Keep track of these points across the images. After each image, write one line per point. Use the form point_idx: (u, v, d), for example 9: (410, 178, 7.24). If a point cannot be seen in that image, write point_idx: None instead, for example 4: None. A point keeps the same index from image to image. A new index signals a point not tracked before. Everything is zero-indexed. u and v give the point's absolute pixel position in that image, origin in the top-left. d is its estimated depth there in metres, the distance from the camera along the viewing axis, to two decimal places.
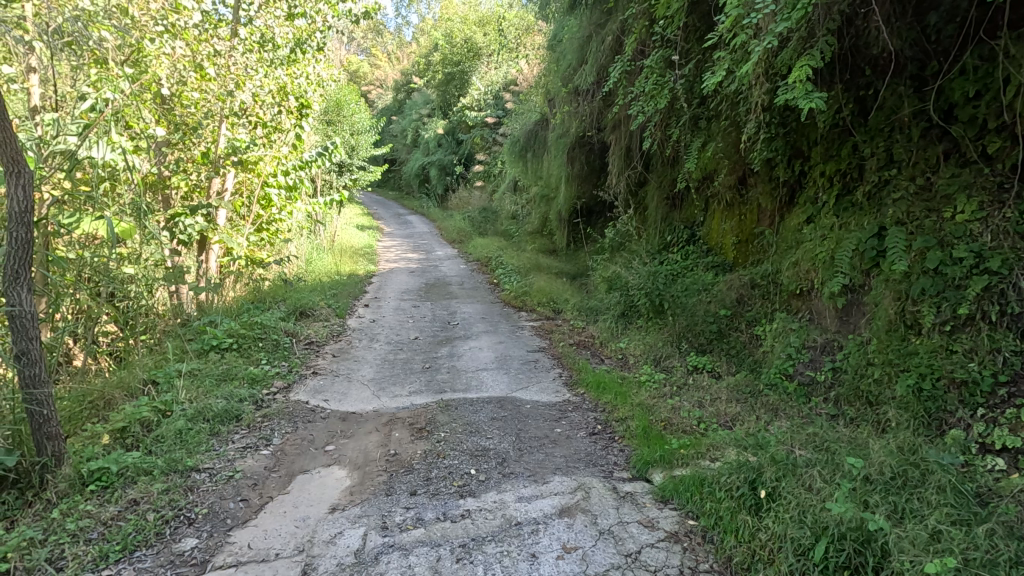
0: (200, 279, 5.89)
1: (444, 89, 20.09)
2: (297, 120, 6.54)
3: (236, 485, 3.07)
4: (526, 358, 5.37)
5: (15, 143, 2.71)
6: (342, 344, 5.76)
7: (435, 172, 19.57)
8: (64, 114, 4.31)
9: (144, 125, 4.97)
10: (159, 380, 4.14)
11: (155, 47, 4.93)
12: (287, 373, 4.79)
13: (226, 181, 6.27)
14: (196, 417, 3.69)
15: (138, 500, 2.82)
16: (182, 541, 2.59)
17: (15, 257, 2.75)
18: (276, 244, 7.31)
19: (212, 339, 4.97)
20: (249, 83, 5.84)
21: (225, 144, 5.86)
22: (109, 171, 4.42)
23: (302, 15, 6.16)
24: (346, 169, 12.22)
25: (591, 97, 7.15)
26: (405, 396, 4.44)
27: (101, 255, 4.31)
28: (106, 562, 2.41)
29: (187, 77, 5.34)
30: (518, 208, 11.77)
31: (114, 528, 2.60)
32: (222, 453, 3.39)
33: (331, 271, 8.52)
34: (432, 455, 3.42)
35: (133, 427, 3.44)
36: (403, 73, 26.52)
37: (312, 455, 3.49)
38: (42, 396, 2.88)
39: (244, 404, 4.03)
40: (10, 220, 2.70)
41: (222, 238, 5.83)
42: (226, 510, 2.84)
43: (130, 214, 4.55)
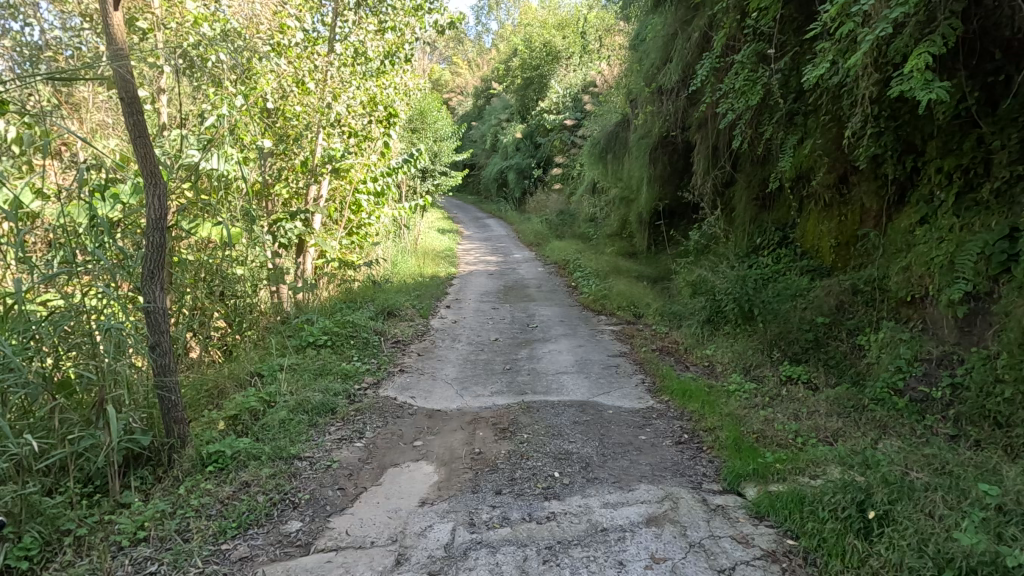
0: (298, 280, 6.29)
1: (523, 93, 20.32)
2: (385, 129, 6.73)
3: (334, 474, 3.26)
4: (607, 363, 5.30)
5: (154, 159, 3.09)
6: (426, 344, 5.97)
7: (512, 176, 19.85)
8: (188, 130, 4.78)
9: (253, 137, 5.42)
10: (264, 372, 4.48)
11: (263, 65, 5.28)
12: (376, 371, 5.03)
13: (321, 189, 6.55)
14: (297, 408, 3.96)
15: (249, 482, 3.07)
16: (288, 524, 2.79)
17: (151, 259, 3.09)
18: (364, 247, 7.67)
19: (309, 335, 5.31)
20: (344, 95, 6.16)
21: (321, 153, 6.18)
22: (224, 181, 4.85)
23: (392, 29, 6.41)
24: (429, 175, 12.67)
25: (675, 96, 6.97)
26: (487, 396, 4.51)
27: (216, 257, 4.71)
28: (224, 537, 2.64)
29: (291, 91, 5.77)
30: (597, 210, 11.67)
31: (231, 507, 2.84)
32: (320, 443, 3.61)
33: (415, 273, 8.84)
34: (516, 455, 3.46)
35: (243, 416, 3.74)
36: (483, 79, 27.01)
37: (402, 449, 3.64)
38: (170, 382, 3.19)
39: (338, 398, 4.27)
40: (147, 227, 3.08)
41: (318, 241, 6.22)
42: (326, 497, 3.03)
43: (240, 219, 4.96)
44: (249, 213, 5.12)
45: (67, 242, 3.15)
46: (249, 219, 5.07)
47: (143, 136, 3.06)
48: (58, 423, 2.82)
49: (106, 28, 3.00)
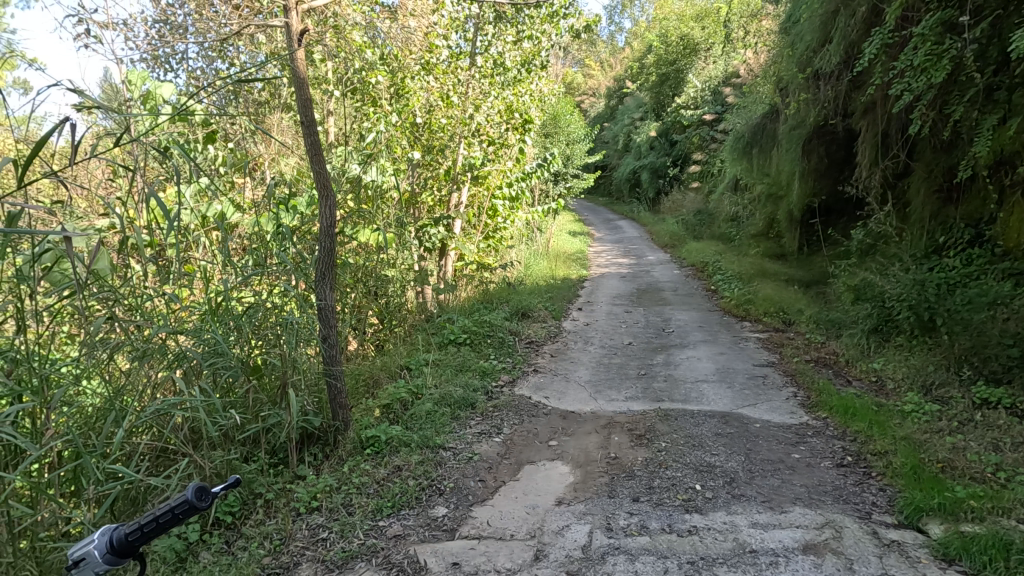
0: (440, 282, 6.71)
1: (658, 90, 19.76)
2: (521, 135, 7.00)
3: (475, 466, 3.43)
4: (751, 373, 4.92)
5: (326, 174, 3.50)
6: (559, 345, 6.03)
7: (647, 176, 19.35)
8: (351, 146, 5.34)
9: (404, 150, 5.92)
10: (412, 366, 4.85)
11: (415, 83, 5.84)
12: (511, 369, 5.20)
13: (461, 195, 6.90)
14: (440, 401, 4.23)
15: (401, 467, 3.35)
16: (435, 509, 2.99)
17: (323, 262, 3.52)
18: (500, 250, 7.96)
19: (450, 334, 5.64)
20: (485, 106, 6.46)
21: (462, 162, 6.54)
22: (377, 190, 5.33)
23: (529, 38, 6.58)
24: (561, 178, 12.79)
25: (836, 80, 6.29)
26: (621, 401, 4.44)
27: (371, 260, 5.18)
28: (381, 515, 2.91)
29: (436, 105, 6.18)
30: (739, 209, 10.90)
31: (386, 488, 3.12)
32: (463, 436, 3.82)
33: (547, 275, 8.97)
34: (654, 464, 3.36)
35: (395, 405, 4.08)
36: (617, 79, 26.64)
37: (538, 447, 3.72)
38: (337, 371, 3.59)
39: (477, 394, 4.49)
40: (320, 234, 3.51)
41: (458, 245, 6.58)
42: (468, 487, 3.20)
43: (394, 226, 5.44)
44: (401, 220, 5.59)
45: (259, 247, 3.66)
46: (400, 225, 5.54)
47: (318, 154, 3.49)
48: (252, 402, 3.29)
49: (292, 65, 3.47)
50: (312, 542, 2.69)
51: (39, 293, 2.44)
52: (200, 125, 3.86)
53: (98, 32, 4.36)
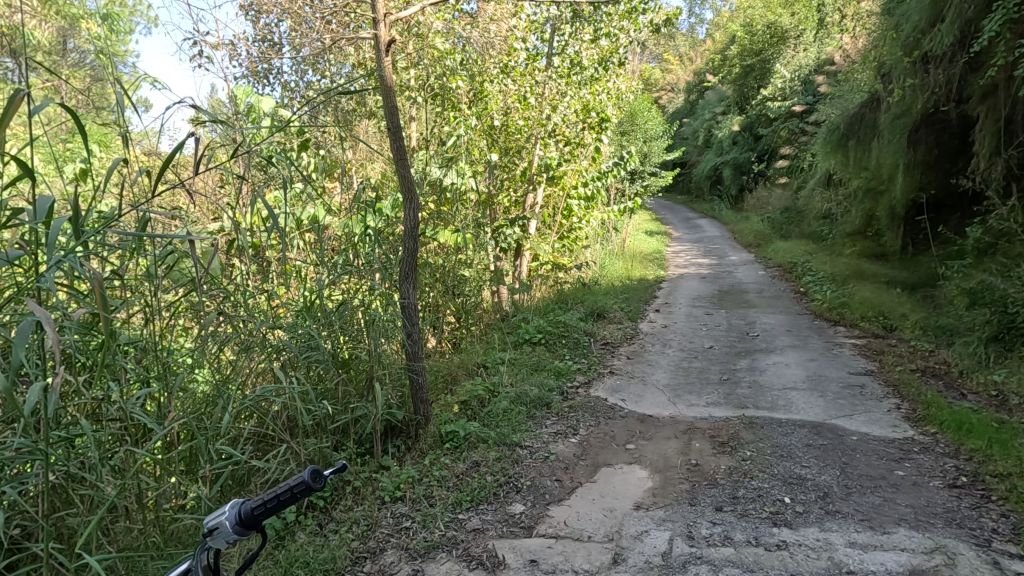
0: (516, 281, 6.77)
1: (742, 82, 18.87)
2: (597, 134, 6.91)
3: (551, 465, 3.45)
4: (847, 382, 4.58)
5: (410, 178, 3.64)
6: (636, 347, 5.93)
7: (729, 172, 18.52)
8: (432, 150, 5.50)
9: (481, 153, 6.04)
10: (489, 364, 4.93)
11: (493, 86, 5.97)
12: (587, 370, 5.17)
13: (537, 196, 6.92)
14: (516, 399, 4.28)
15: (479, 463, 3.43)
16: (513, 506, 3.03)
17: (406, 263, 3.68)
18: (575, 251, 7.91)
19: (525, 333, 5.69)
20: (561, 106, 6.48)
21: (538, 162, 6.56)
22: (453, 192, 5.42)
23: (606, 36, 6.50)
24: (638, 176, 12.55)
25: (949, 63, 5.73)
26: (702, 406, 4.28)
27: (449, 260, 5.32)
28: (460, 507, 2.99)
29: (514, 107, 6.26)
30: (832, 206, 10.18)
31: (465, 482, 3.20)
32: (539, 435, 3.85)
33: (623, 276, 8.82)
34: (738, 473, 3.22)
35: (472, 402, 4.17)
36: (697, 73, 25.70)
37: (615, 450, 3.68)
38: (419, 367, 3.73)
39: (553, 394, 4.50)
40: (404, 236, 3.66)
41: (533, 246, 6.60)
42: (545, 486, 3.22)
43: (472, 227, 5.56)
44: (478, 221, 5.71)
45: (348, 248, 3.86)
46: (478, 226, 5.66)
47: (404, 159, 3.63)
48: (342, 394, 3.49)
49: (381, 76, 3.65)
50: (396, 530, 2.81)
51: (161, 289, 2.68)
52: (297, 134, 4.13)
53: (210, 53, 4.81)
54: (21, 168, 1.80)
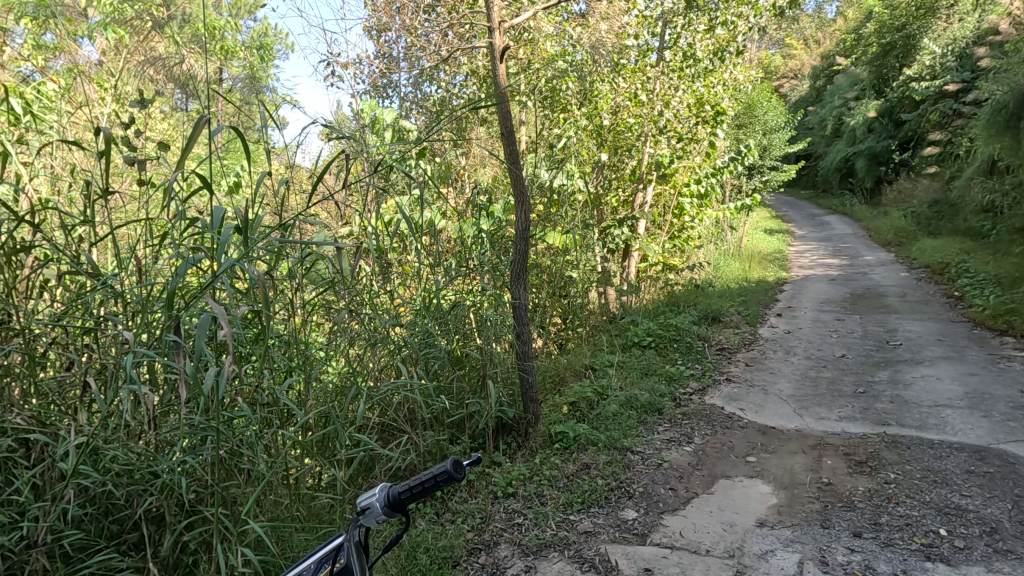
0: (624, 283, 6.62)
1: (881, 63, 16.96)
2: (712, 128, 6.51)
3: (665, 473, 3.34)
4: (1018, 402, 3.95)
5: (523, 180, 3.71)
6: (755, 354, 5.56)
7: (863, 164, 16.73)
8: (542, 152, 5.40)
9: (591, 154, 5.99)
10: (598, 367, 4.85)
11: (603, 85, 5.90)
12: (701, 377, 4.94)
13: (647, 195, 6.72)
14: (627, 403, 4.19)
15: (589, 465, 3.41)
16: (625, 511, 2.98)
17: (518, 264, 3.75)
18: (687, 251, 7.58)
19: (635, 335, 5.55)
20: (675, 101, 6.25)
21: (648, 160, 6.37)
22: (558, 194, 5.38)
23: (723, 25, 6.19)
24: (756, 171, 11.75)
25: None
26: (834, 421, 3.91)
27: (558, 262, 5.33)
28: (572, 509, 3.00)
29: (624, 106, 6.13)
30: (997, 197, 8.83)
31: (575, 483, 3.20)
32: (651, 441, 3.75)
33: (739, 277, 8.31)
34: (880, 497, 2.90)
35: (581, 404, 4.15)
36: (826, 56, 23.50)
37: (733, 462, 3.48)
38: (530, 366, 3.78)
39: (665, 400, 4.36)
40: (516, 237, 3.74)
41: (643, 246, 6.42)
42: (658, 494, 3.13)
43: (580, 228, 5.51)
44: (586, 222, 5.66)
45: (462, 251, 4.00)
46: (586, 227, 5.62)
47: (517, 162, 3.71)
48: (457, 390, 3.63)
49: (494, 82, 3.76)
50: (509, 525, 2.88)
51: (300, 288, 2.95)
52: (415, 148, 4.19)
53: (341, 72, 5.25)
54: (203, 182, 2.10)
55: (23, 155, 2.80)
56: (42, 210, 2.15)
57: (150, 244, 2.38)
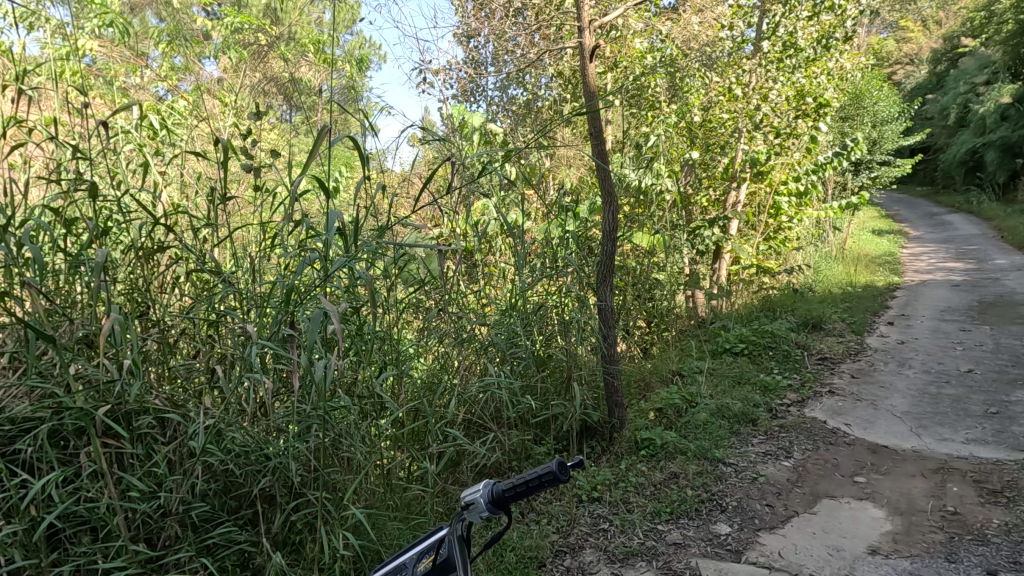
0: (714, 286, 6.32)
1: (1017, 42, 15.04)
2: (814, 121, 6.09)
3: (761, 488, 3.16)
4: None
5: (611, 181, 3.66)
6: (862, 365, 5.12)
7: (994, 155, 14.92)
8: (632, 154, 5.23)
9: (680, 152, 5.79)
10: (685, 373, 4.65)
11: (697, 79, 5.59)
12: (800, 388, 4.60)
13: (740, 193, 6.32)
14: (717, 412, 4.00)
15: (678, 474, 3.29)
16: (717, 525, 2.85)
17: (604, 266, 3.71)
18: (783, 254, 7.12)
19: (725, 341, 5.28)
20: (773, 94, 5.88)
21: (742, 157, 6.03)
22: (644, 195, 5.23)
23: (829, 9, 5.76)
24: (863, 167, 10.80)
25: None
26: (959, 443, 3.51)
27: (643, 263, 5.18)
28: (660, 518, 2.91)
29: (716, 101, 5.87)
30: None
31: (663, 492, 3.10)
32: (745, 453, 3.55)
33: (844, 282, 7.66)
34: (1019, 533, 2.58)
35: (668, 411, 4.00)
36: (948, 37, 21.16)
37: (839, 481, 3.22)
38: (615, 370, 3.71)
39: (759, 410, 4.11)
40: (603, 239, 3.70)
41: (735, 247, 6.11)
42: (754, 509, 2.96)
43: (668, 229, 5.32)
44: (674, 222, 5.47)
45: (546, 252, 3.99)
46: (673, 228, 5.43)
47: (606, 163, 3.66)
48: (541, 391, 3.63)
49: (583, 82, 3.74)
50: (595, 530, 2.84)
51: (394, 287, 3.07)
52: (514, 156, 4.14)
53: (432, 79, 5.44)
54: (320, 186, 2.23)
55: (160, 165, 3.14)
56: (175, 214, 2.38)
57: (263, 244, 2.58)
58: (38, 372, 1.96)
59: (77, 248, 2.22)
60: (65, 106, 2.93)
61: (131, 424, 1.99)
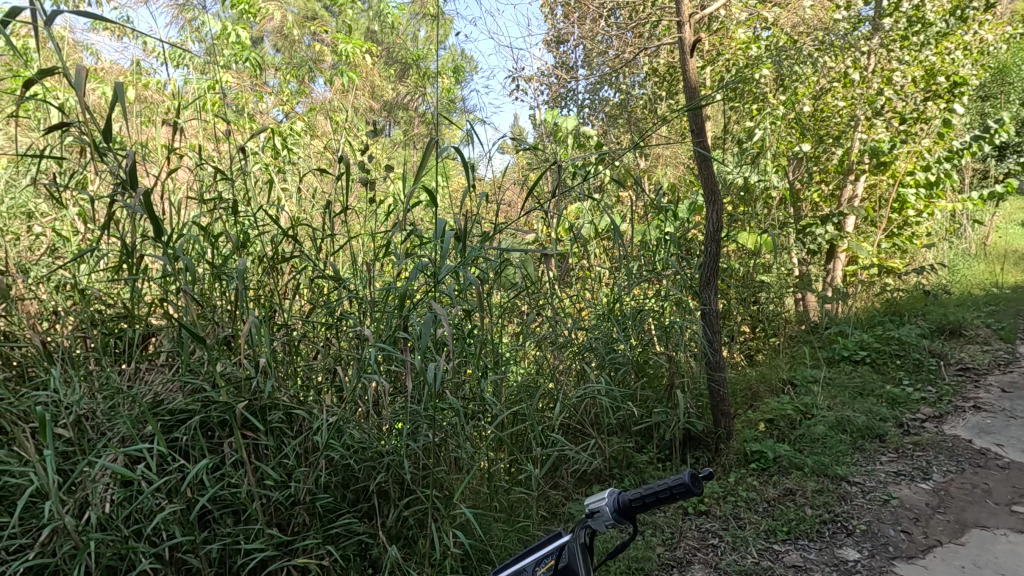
0: (828, 288, 5.81)
1: None
2: (948, 103, 5.46)
3: (893, 512, 2.88)
4: None
5: (715, 180, 3.51)
6: (1015, 377, 4.50)
7: None
8: (734, 149, 4.97)
9: (789, 144, 5.40)
10: (799, 382, 4.30)
11: (810, 67, 5.21)
12: (936, 402, 4.12)
13: (858, 187, 5.81)
14: (837, 426, 3.66)
15: (794, 491, 3.06)
16: (843, 550, 2.63)
17: (709, 270, 3.61)
18: (910, 252, 6.42)
19: (844, 349, 4.83)
20: (897, 76, 5.34)
21: (860, 147, 5.51)
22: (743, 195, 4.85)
23: None
24: (1008, 151, 9.49)
25: None
26: None
27: (748, 265, 4.87)
28: (775, 537, 2.74)
29: (830, 87, 5.41)
30: None
31: (778, 510, 2.91)
32: (873, 472, 3.24)
33: (987, 282, 6.75)
34: None
35: (780, 422, 3.72)
36: None
37: (991, 510, 2.93)
38: (720, 378, 3.56)
39: (887, 425, 3.73)
40: (707, 240, 3.55)
41: (852, 246, 5.60)
42: (886, 535, 2.72)
43: (775, 227, 4.97)
44: (782, 220, 5.10)
45: (644, 255, 3.88)
46: (781, 225, 5.07)
47: (708, 162, 3.52)
48: (642, 397, 3.52)
49: (684, 78, 3.61)
50: (703, 545, 2.71)
51: (494, 292, 3.11)
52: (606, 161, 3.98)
53: (525, 85, 5.49)
54: (429, 196, 2.32)
55: (281, 181, 3.42)
56: (299, 225, 2.59)
57: (374, 253, 2.72)
58: (189, 369, 2.20)
59: (219, 259, 2.47)
60: (204, 132, 3.28)
61: (265, 418, 2.18)
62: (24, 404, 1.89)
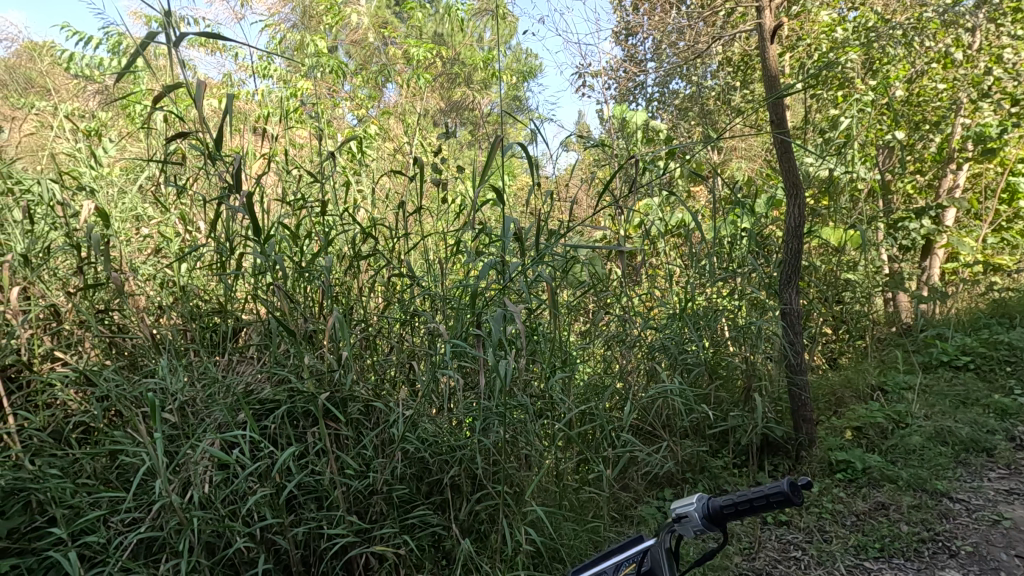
0: (923, 288, 5.37)
1: None
2: None
3: (1005, 534, 2.66)
4: None
5: (796, 172, 3.32)
6: None
7: None
8: (817, 139, 4.69)
9: (879, 133, 5.04)
10: (890, 388, 4.00)
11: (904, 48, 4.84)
12: None
13: (959, 177, 5.34)
14: (936, 437, 3.38)
15: (887, 505, 2.85)
16: (947, 572, 2.45)
17: (789, 267, 3.41)
18: None
19: (943, 353, 4.45)
20: (1007, 54, 4.87)
21: (962, 133, 5.05)
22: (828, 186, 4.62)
23: None
24: None
25: None
26: None
27: (831, 262, 4.59)
28: (867, 554, 2.57)
29: (927, 69, 5.00)
30: None
31: (868, 525, 2.72)
32: (979, 489, 2.99)
33: None
34: None
35: (869, 430, 3.47)
36: None
37: None
38: (802, 381, 3.35)
39: (996, 437, 3.42)
40: (788, 236, 3.37)
41: (952, 241, 5.15)
42: (997, 559, 2.52)
43: (863, 221, 4.64)
44: (871, 213, 4.75)
45: (719, 252, 3.74)
46: (870, 219, 4.73)
47: (788, 153, 3.34)
48: (716, 400, 3.38)
49: (764, 66, 3.44)
50: (784, 557, 2.58)
51: (563, 290, 3.10)
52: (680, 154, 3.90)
53: (591, 81, 5.44)
54: (500, 195, 2.34)
55: (357, 183, 3.56)
56: (375, 225, 2.68)
57: (446, 252, 2.78)
58: (277, 361, 2.33)
59: (302, 257, 2.61)
60: (287, 137, 3.47)
61: (345, 409, 2.27)
62: (137, 390, 2.07)
